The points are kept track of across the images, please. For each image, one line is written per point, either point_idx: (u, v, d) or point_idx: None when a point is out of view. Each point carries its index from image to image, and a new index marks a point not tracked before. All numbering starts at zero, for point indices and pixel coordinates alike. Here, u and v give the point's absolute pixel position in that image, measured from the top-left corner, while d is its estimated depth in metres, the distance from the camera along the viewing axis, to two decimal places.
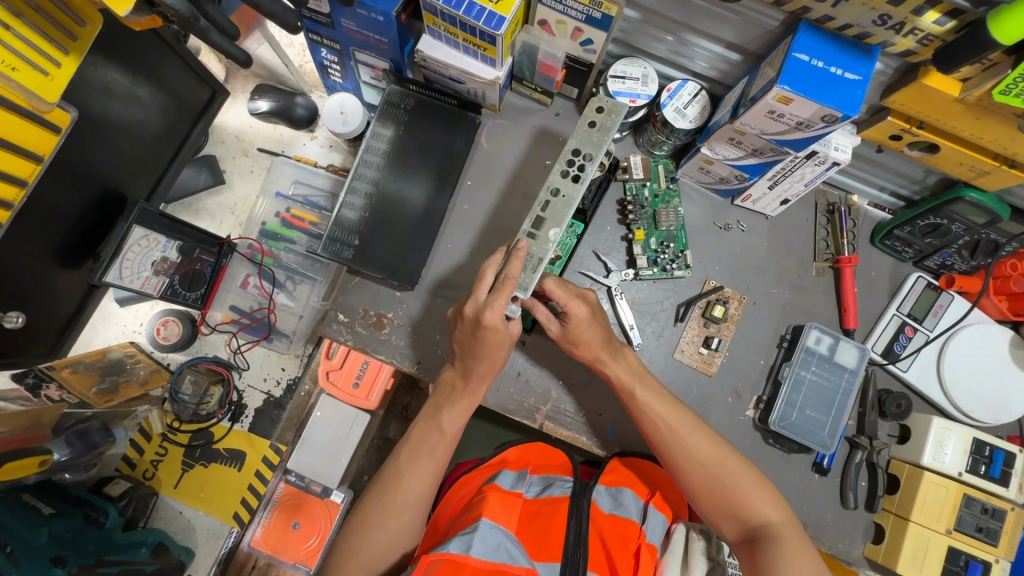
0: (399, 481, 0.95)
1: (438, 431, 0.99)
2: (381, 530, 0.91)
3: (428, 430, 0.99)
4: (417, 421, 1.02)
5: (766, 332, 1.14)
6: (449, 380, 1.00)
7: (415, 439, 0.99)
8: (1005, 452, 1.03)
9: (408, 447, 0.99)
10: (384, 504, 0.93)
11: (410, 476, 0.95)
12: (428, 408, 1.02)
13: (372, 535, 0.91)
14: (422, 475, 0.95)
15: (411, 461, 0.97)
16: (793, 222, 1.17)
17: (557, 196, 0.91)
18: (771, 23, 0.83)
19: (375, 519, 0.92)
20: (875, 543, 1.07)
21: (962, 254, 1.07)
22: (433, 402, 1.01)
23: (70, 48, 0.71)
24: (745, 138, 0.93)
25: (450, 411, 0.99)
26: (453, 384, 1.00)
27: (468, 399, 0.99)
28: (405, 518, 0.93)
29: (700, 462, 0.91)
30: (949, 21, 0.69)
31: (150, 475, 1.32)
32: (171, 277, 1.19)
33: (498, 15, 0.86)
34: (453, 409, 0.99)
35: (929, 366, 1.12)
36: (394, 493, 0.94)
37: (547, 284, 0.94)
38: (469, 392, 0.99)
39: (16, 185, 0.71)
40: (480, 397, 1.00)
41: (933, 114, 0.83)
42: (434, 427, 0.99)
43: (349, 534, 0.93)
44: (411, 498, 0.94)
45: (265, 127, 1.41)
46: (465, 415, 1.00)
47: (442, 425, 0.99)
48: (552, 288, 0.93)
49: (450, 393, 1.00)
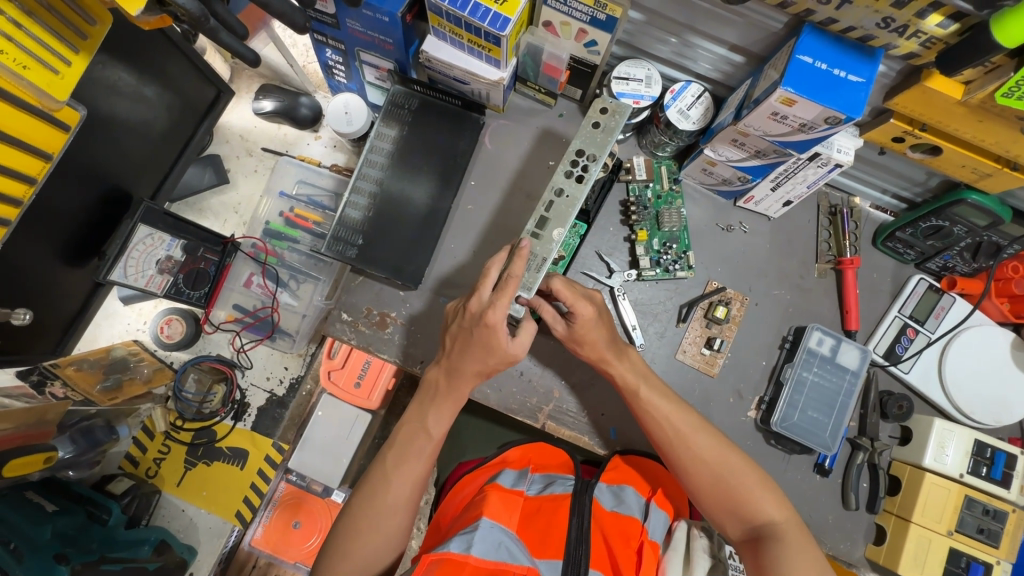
0: (386, 483, 0.94)
1: (424, 433, 0.97)
2: (371, 535, 0.91)
3: (414, 433, 0.97)
4: (402, 423, 1.00)
5: (768, 332, 1.14)
6: (433, 379, 0.99)
7: (401, 442, 0.97)
8: (1006, 454, 1.04)
9: (394, 451, 0.96)
10: (376, 507, 0.92)
11: (398, 478, 0.94)
12: (413, 409, 1.00)
13: (362, 538, 0.91)
14: (411, 475, 0.94)
15: (398, 464, 0.95)
16: (795, 224, 1.17)
17: (562, 196, 0.92)
18: (775, 25, 0.83)
19: (366, 522, 0.91)
20: (877, 545, 1.07)
21: (964, 255, 1.07)
22: (418, 402, 1.00)
23: (80, 46, 0.72)
24: (749, 139, 0.94)
25: (437, 411, 0.97)
26: (437, 384, 0.98)
27: (453, 402, 0.97)
28: (395, 518, 0.92)
29: (703, 461, 0.91)
30: (952, 24, 0.69)
31: (152, 474, 1.32)
32: (176, 276, 1.20)
33: (503, 16, 0.87)
34: (439, 410, 0.97)
35: (931, 368, 1.12)
36: (381, 496, 0.93)
37: (555, 283, 0.94)
38: (453, 395, 0.96)
39: (25, 182, 0.72)
40: (465, 399, 0.98)
41: (936, 116, 0.83)
42: (420, 429, 0.97)
43: (342, 540, 0.91)
44: (402, 498, 0.93)
45: (269, 127, 1.42)
46: (451, 417, 0.98)
47: (428, 428, 0.97)
48: (559, 288, 0.93)
49: (433, 393, 0.98)
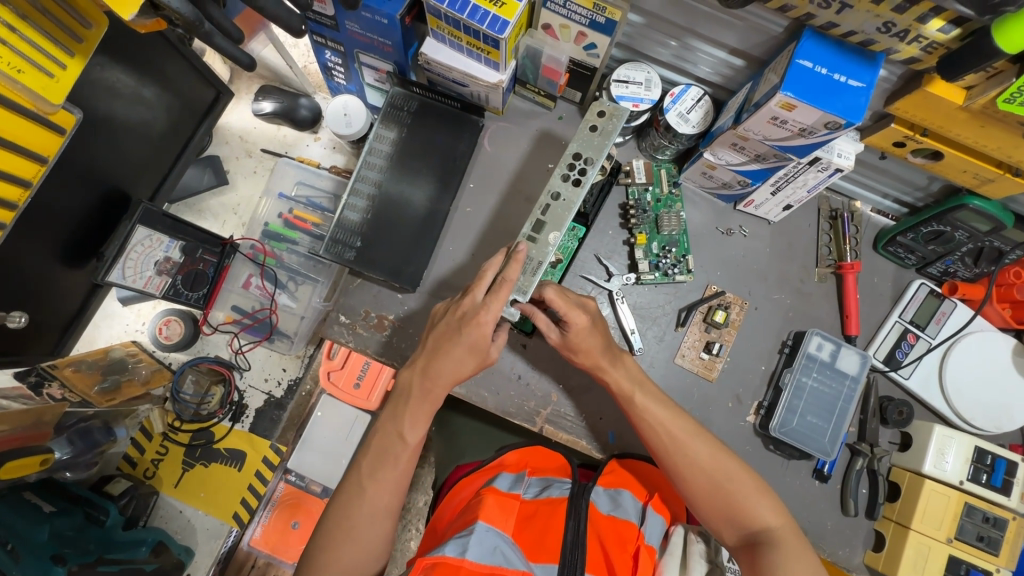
0: (362, 492, 0.89)
1: (400, 440, 0.92)
2: (350, 549, 0.85)
3: (389, 441, 0.92)
4: (377, 431, 0.95)
5: (767, 337, 1.14)
6: (407, 384, 0.95)
7: (378, 450, 0.92)
8: (1007, 461, 1.03)
9: (371, 457, 0.92)
10: (355, 518, 0.87)
11: (374, 487, 0.89)
12: (388, 417, 0.95)
13: (341, 552, 0.85)
14: (390, 484, 0.89)
15: (374, 472, 0.90)
16: (796, 227, 1.17)
17: (559, 200, 0.91)
18: (775, 29, 0.83)
19: (344, 535, 0.86)
20: (875, 551, 1.07)
21: (965, 261, 1.07)
22: (392, 409, 0.95)
23: (75, 49, 0.71)
24: (749, 143, 0.93)
25: (413, 417, 0.93)
26: (411, 389, 0.94)
27: (429, 406, 0.93)
28: (375, 529, 0.88)
29: (700, 468, 0.91)
30: (954, 29, 0.69)
31: (150, 475, 1.32)
32: (174, 277, 1.20)
33: (502, 19, 0.86)
34: (415, 417, 0.93)
35: (931, 374, 1.11)
36: (357, 507, 0.88)
37: (548, 294, 0.93)
38: (430, 397, 0.93)
39: (21, 186, 0.72)
40: (442, 401, 0.95)
41: (937, 121, 0.82)
42: (396, 435, 0.93)
43: (318, 556, 0.85)
44: (380, 506, 0.88)
45: (269, 128, 1.42)
46: (427, 422, 0.94)
47: (404, 435, 0.92)
48: (551, 300, 0.92)
49: (407, 399, 0.94)
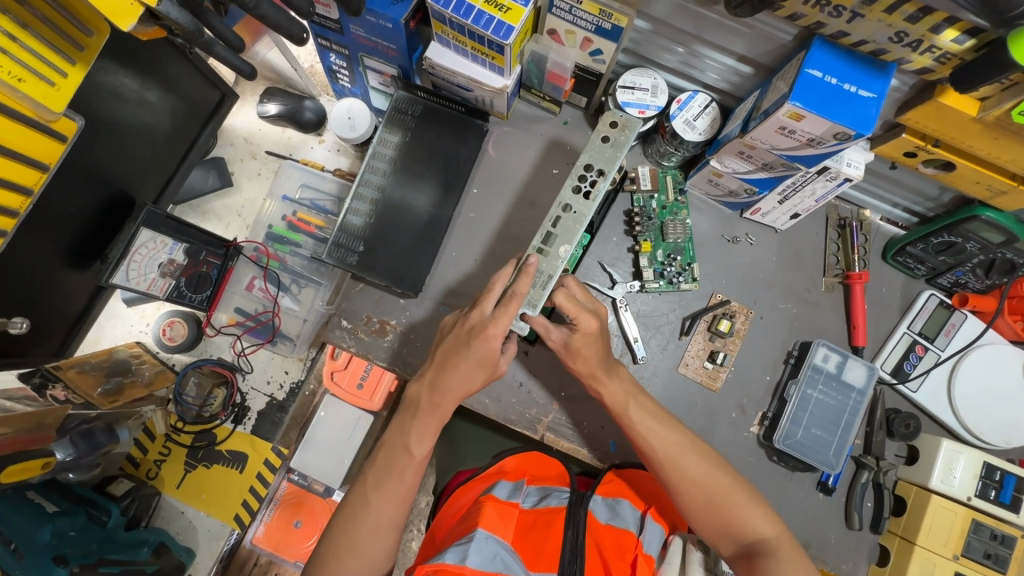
0: (365, 504, 0.88)
1: (405, 452, 0.92)
2: (352, 559, 0.85)
3: (392, 452, 0.92)
4: (380, 442, 0.95)
5: (773, 347, 1.12)
6: (414, 396, 0.94)
7: (381, 460, 0.92)
8: (1016, 478, 1.01)
9: (375, 468, 0.92)
10: (359, 529, 0.87)
11: (378, 499, 0.89)
12: (393, 429, 0.95)
13: (343, 561, 0.85)
14: (393, 496, 0.89)
15: (378, 484, 0.90)
16: (803, 236, 1.15)
17: (569, 212, 0.90)
18: (785, 37, 0.81)
19: (346, 545, 0.86)
20: (880, 565, 1.06)
21: (976, 272, 1.04)
22: (399, 421, 0.95)
23: (76, 57, 0.71)
24: (756, 152, 0.92)
25: (416, 428, 0.92)
26: (419, 402, 0.93)
27: (433, 417, 0.93)
28: (377, 540, 0.87)
29: (694, 481, 0.89)
30: (968, 40, 0.67)
31: (153, 475, 1.32)
32: (178, 278, 1.18)
33: (507, 24, 0.85)
34: (416, 427, 0.92)
35: (939, 388, 1.09)
36: (359, 518, 0.87)
37: (558, 299, 0.92)
38: (432, 408, 0.92)
39: (22, 193, 0.72)
40: (450, 415, 0.94)
41: (951, 132, 0.80)
42: (397, 445, 0.92)
43: (320, 565, 0.86)
44: (384, 517, 0.88)
45: (273, 130, 1.41)
46: (434, 435, 0.94)
47: (405, 445, 0.92)
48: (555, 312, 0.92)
49: (414, 412, 0.93)
